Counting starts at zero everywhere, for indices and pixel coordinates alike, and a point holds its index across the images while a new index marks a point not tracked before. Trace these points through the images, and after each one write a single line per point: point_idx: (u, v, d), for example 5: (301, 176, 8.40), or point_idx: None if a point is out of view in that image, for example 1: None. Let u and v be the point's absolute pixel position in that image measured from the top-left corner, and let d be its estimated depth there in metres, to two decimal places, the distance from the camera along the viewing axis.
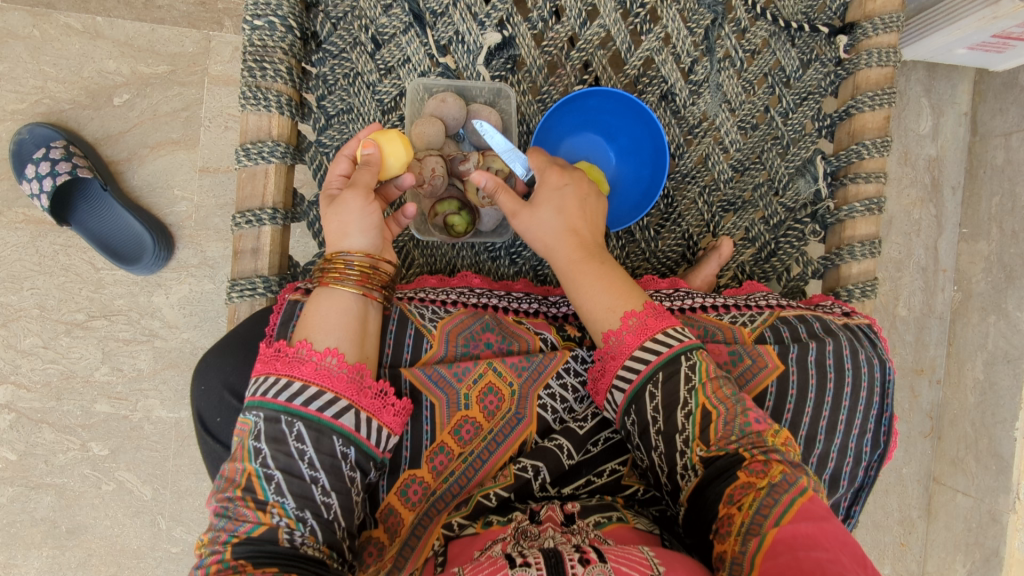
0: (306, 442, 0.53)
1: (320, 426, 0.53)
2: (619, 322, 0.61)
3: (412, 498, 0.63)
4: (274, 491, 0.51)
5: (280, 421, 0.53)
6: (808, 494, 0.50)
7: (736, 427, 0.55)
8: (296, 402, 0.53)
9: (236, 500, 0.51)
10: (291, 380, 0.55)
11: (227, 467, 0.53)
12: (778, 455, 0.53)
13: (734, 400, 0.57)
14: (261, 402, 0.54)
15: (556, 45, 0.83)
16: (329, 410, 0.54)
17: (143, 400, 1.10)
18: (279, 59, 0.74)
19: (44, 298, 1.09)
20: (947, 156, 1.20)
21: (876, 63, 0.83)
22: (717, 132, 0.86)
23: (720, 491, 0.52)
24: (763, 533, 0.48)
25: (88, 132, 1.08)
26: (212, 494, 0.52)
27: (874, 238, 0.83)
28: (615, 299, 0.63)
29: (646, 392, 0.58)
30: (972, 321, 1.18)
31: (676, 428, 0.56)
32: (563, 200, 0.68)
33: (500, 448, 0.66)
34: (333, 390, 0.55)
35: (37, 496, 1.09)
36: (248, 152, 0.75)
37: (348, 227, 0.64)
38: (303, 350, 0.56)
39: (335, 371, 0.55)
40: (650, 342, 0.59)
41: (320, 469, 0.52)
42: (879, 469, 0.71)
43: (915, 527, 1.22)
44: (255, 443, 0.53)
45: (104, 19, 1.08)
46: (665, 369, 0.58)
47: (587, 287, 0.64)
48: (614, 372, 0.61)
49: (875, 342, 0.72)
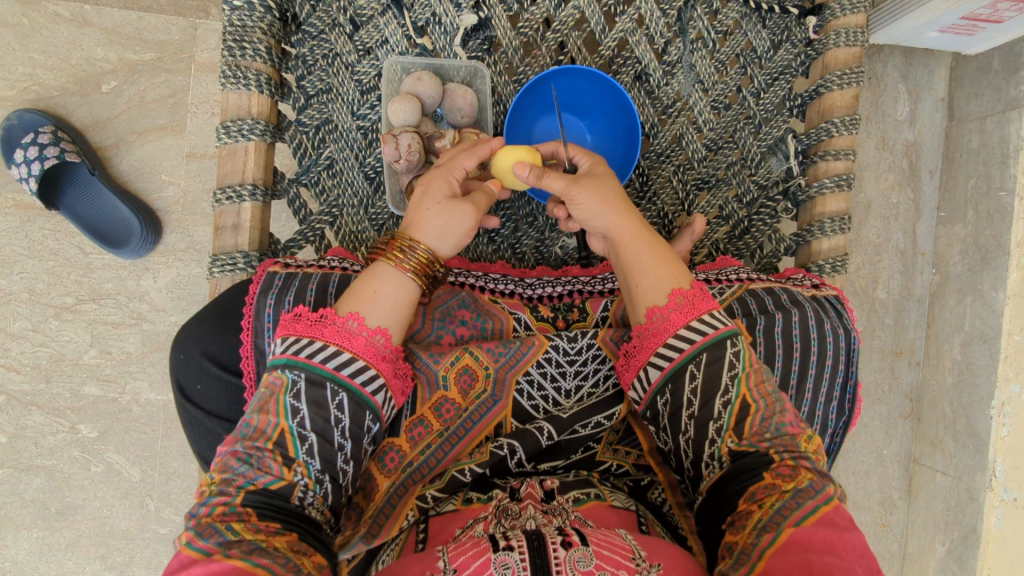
0: (344, 411, 0.54)
1: (360, 399, 0.55)
2: (666, 299, 0.60)
3: (389, 465, 0.64)
4: (305, 452, 0.52)
5: (325, 386, 0.53)
6: (833, 502, 0.50)
7: (772, 425, 0.54)
8: (344, 371, 0.55)
9: (264, 452, 0.50)
10: (341, 350, 0.55)
11: (257, 414, 0.53)
12: (808, 464, 0.52)
13: (774, 397, 0.56)
14: (304, 363, 0.54)
15: (532, 27, 0.84)
16: (371, 386, 0.56)
17: (132, 382, 1.12)
18: (258, 39, 0.76)
19: (33, 282, 1.10)
20: (925, 141, 1.22)
21: (844, 42, 0.84)
22: (691, 111, 0.87)
23: (744, 488, 0.51)
24: (780, 530, 0.48)
25: (77, 118, 1.10)
26: (234, 437, 0.52)
27: (844, 215, 0.85)
28: (667, 272, 0.62)
29: (687, 372, 0.57)
30: (949, 302, 1.19)
31: (710, 415, 0.55)
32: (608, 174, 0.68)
33: (476, 428, 0.67)
34: (377, 368, 0.57)
35: (27, 477, 1.11)
36: (229, 130, 0.76)
37: (435, 228, 0.63)
38: (355, 323, 0.57)
39: (381, 350, 0.57)
40: (695, 323, 0.58)
41: (349, 438, 0.55)
42: (845, 436, 0.73)
43: (896, 507, 1.24)
44: (294, 401, 0.53)
45: (92, 7, 1.09)
46: (709, 352, 0.57)
47: (643, 264, 0.62)
48: (653, 349, 0.59)
49: (841, 313, 0.73)
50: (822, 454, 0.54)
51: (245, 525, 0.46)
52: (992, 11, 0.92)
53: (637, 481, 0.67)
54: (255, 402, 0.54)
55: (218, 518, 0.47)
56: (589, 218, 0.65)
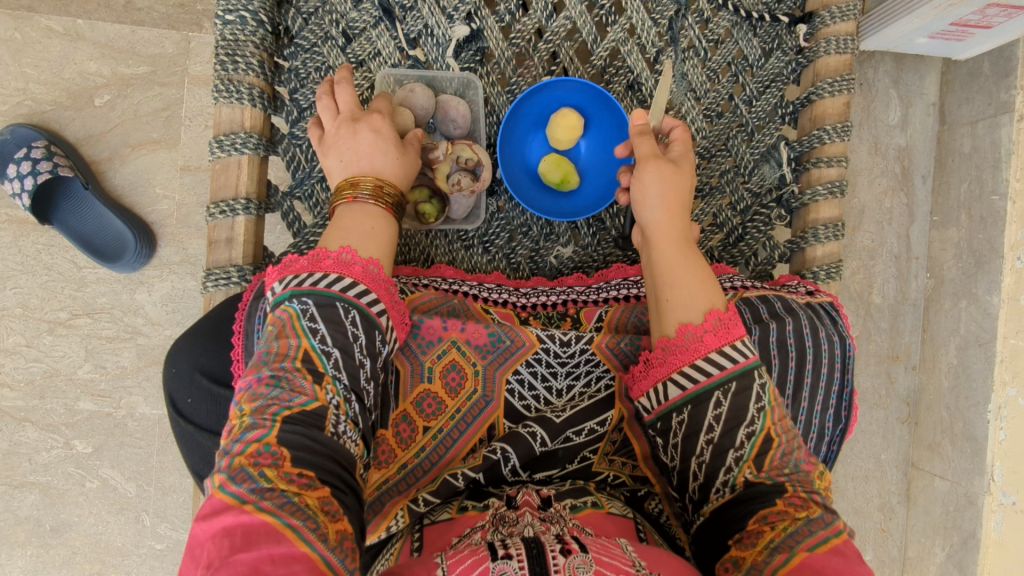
0: (359, 329, 0.55)
1: (369, 318, 0.56)
2: (701, 317, 0.60)
3: (380, 462, 0.64)
4: (332, 367, 0.52)
5: (337, 307, 0.54)
6: (842, 535, 0.50)
7: (791, 461, 0.55)
8: (349, 292, 0.56)
9: (296, 371, 0.50)
10: (343, 275, 0.57)
11: (277, 341, 0.52)
12: (820, 498, 0.52)
13: (793, 433, 0.57)
14: (311, 291, 0.55)
15: (524, 38, 0.84)
16: (376, 307, 0.57)
17: (127, 397, 1.11)
18: (250, 53, 0.76)
19: (27, 297, 1.10)
20: (917, 146, 1.22)
21: (834, 50, 0.85)
22: (684, 120, 0.88)
23: (756, 509, 0.51)
24: (793, 553, 0.48)
25: (70, 132, 1.10)
26: (257, 368, 0.51)
27: (837, 221, 0.85)
28: (706, 290, 0.62)
29: (713, 398, 0.56)
30: (945, 306, 1.20)
31: (731, 444, 0.55)
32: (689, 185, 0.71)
33: (468, 429, 0.67)
34: (377, 293, 0.58)
35: (21, 494, 1.10)
36: (222, 144, 0.76)
37: (363, 150, 0.67)
38: (327, 253, 0.58)
39: (377, 277, 0.59)
40: (729, 348, 0.58)
41: (368, 356, 0.55)
42: (841, 444, 0.73)
43: (895, 512, 1.24)
44: (310, 324, 0.53)
45: (85, 22, 1.09)
46: (738, 380, 0.56)
47: (682, 274, 0.63)
48: (676, 366, 0.58)
49: (835, 320, 0.74)
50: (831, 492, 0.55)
51: (278, 473, 0.44)
52: (982, 16, 0.93)
53: (634, 492, 0.67)
54: (269, 336, 0.53)
55: (251, 461, 0.44)
56: (645, 208, 0.68)
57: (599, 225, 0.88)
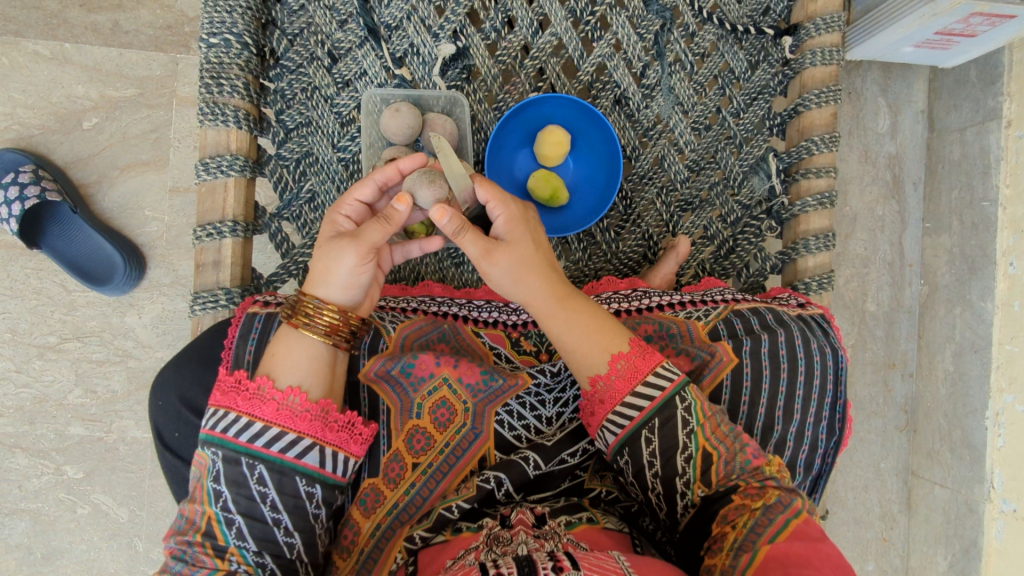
0: (267, 485, 0.55)
1: (282, 468, 0.55)
2: (608, 366, 0.61)
3: (369, 506, 0.64)
4: (234, 536, 0.54)
5: (241, 463, 0.55)
6: (802, 515, 0.55)
7: (736, 466, 0.58)
8: (257, 442, 0.55)
9: (195, 545, 0.53)
10: (252, 420, 0.55)
11: (188, 505, 0.56)
12: (775, 482, 0.57)
13: (732, 437, 0.60)
14: (220, 440, 0.55)
15: (510, 54, 0.84)
16: (292, 452, 0.55)
17: (118, 421, 1.10)
18: (235, 76, 0.76)
19: (16, 323, 1.09)
20: (907, 153, 1.23)
21: (820, 61, 0.85)
22: (672, 133, 0.88)
23: (717, 510, 0.56)
24: (756, 548, 0.52)
25: (58, 156, 1.10)
26: (171, 530, 0.55)
27: (828, 232, 0.85)
28: (598, 338, 0.61)
29: (642, 437, 0.59)
30: (939, 313, 1.19)
31: (675, 472, 0.59)
32: (529, 227, 0.61)
33: (458, 462, 0.66)
34: (296, 431, 0.56)
35: (12, 522, 1.09)
36: (208, 167, 0.76)
37: (331, 277, 0.59)
38: (266, 388, 0.56)
39: (298, 411, 0.56)
40: (643, 386, 0.60)
41: (285, 509, 0.55)
42: (837, 457, 0.71)
43: (897, 522, 1.23)
44: (215, 485, 0.55)
45: (72, 45, 1.09)
46: (659, 415, 0.59)
47: (577, 336, 0.61)
48: (604, 415, 0.61)
49: (827, 332, 0.73)
50: (784, 472, 0.60)
51: None
52: (966, 25, 0.93)
53: (628, 508, 0.67)
54: (193, 478, 0.56)
55: None
56: (506, 288, 0.61)
57: (589, 239, 0.88)
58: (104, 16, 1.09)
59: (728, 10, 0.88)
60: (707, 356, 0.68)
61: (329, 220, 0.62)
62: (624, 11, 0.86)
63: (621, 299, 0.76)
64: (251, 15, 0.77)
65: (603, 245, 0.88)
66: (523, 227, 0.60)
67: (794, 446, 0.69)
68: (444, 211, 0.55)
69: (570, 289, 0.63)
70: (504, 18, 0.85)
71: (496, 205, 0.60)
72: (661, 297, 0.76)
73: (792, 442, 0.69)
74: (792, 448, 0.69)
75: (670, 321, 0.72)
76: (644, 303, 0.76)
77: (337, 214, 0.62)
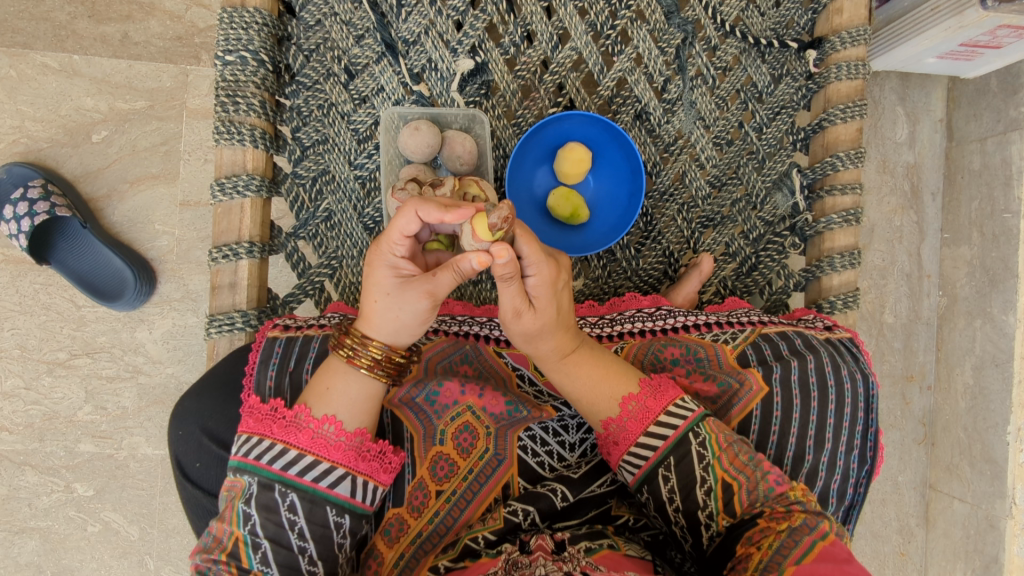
0: (298, 513, 0.53)
1: (314, 497, 0.53)
2: (619, 408, 0.60)
3: (394, 536, 0.61)
4: (259, 560, 0.52)
5: (274, 490, 0.53)
6: (829, 538, 0.52)
7: (759, 494, 0.56)
8: (291, 470, 0.53)
9: (219, 565, 0.51)
10: (286, 447, 0.54)
11: (216, 523, 0.54)
12: (801, 506, 0.55)
13: (753, 465, 0.57)
14: (253, 466, 0.53)
15: (529, 69, 0.83)
16: (325, 481, 0.54)
17: (128, 438, 1.08)
18: (251, 93, 0.75)
19: (24, 339, 1.08)
20: (925, 163, 1.19)
21: (845, 76, 0.83)
22: (693, 149, 0.86)
23: (742, 533, 0.55)
24: (782, 569, 0.50)
25: (68, 169, 1.08)
26: (197, 548, 0.53)
27: (853, 249, 0.83)
28: (603, 386, 0.61)
29: (659, 474, 0.58)
30: (958, 325, 1.17)
31: (696, 505, 0.57)
32: (557, 288, 0.58)
33: (483, 490, 0.63)
34: (329, 459, 0.54)
35: (22, 540, 1.08)
36: (223, 187, 0.74)
37: (399, 323, 0.56)
38: (303, 416, 0.55)
39: (332, 440, 0.55)
40: (656, 426, 0.59)
41: (309, 538, 0.54)
42: (868, 485, 0.71)
43: (914, 536, 1.20)
44: (246, 507, 0.53)
45: (82, 57, 1.08)
46: (674, 453, 0.58)
47: (584, 387, 0.61)
48: (620, 455, 0.60)
49: (857, 357, 0.73)
50: (812, 495, 0.57)
51: None
52: (992, 37, 0.91)
53: (656, 536, 0.64)
54: (223, 497, 0.55)
55: None
56: (517, 339, 0.60)
57: (609, 257, 0.86)
58: (113, 28, 1.08)
59: (750, 23, 0.86)
60: (737, 386, 0.67)
61: (379, 256, 0.56)
62: (645, 24, 0.85)
63: (645, 319, 0.75)
64: (268, 32, 0.76)
65: (624, 263, 0.86)
66: (551, 289, 0.57)
67: (826, 476, 0.68)
68: (504, 249, 0.51)
69: (578, 339, 0.62)
70: (524, 32, 0.83)
71: (530, 264, 0.55)
72: (687, 317, 0.74)
73: (823, 472, 0.68)
74: (823, 478, 0.68)
75: (697, 344, 0.72)
76: (671, 323, 0.74)
77: (391, 252, 0.55)
